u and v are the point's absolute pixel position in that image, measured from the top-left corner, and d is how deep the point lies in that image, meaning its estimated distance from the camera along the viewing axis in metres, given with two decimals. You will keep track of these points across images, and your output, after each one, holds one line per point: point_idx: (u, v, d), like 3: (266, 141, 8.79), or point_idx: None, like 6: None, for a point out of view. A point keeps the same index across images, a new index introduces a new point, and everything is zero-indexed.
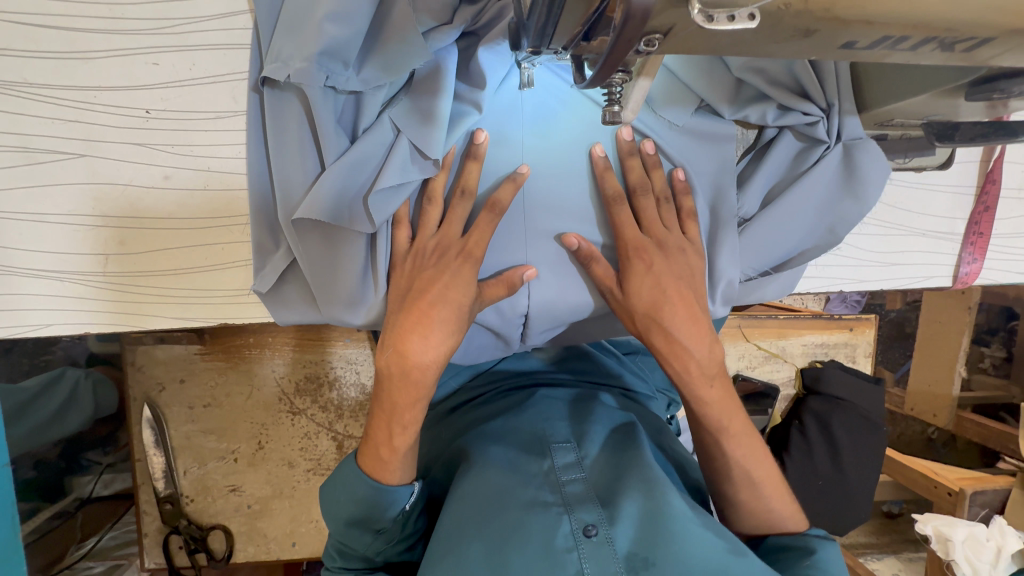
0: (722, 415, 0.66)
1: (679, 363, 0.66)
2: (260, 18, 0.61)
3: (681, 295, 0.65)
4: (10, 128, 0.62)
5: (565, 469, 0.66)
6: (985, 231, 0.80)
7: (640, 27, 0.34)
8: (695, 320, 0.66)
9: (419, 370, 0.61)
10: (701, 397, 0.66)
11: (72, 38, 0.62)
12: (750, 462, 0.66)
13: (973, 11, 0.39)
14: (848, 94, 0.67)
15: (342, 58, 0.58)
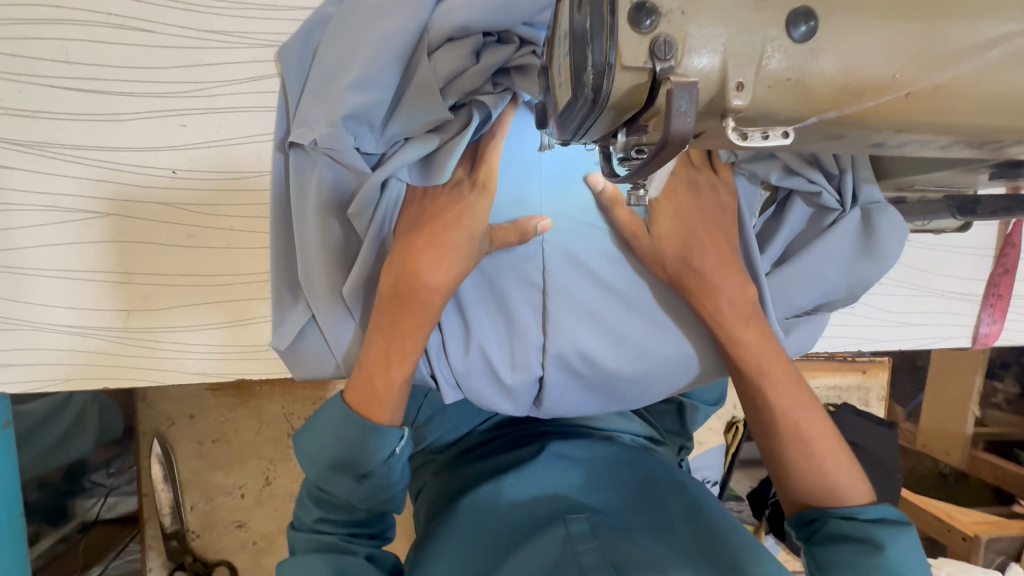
0: (761, 360, 0.64)
1: (719, 305, 0.63)
2: (291, 84, 0.62)
3: (715, 241, 0.64)
4: (39, 186, 0.63)
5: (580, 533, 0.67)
6: (1005, 293, 0.79)
7: (678, 149, 0.34)
8: (732, 263, 0.64)
9: (428, 291, 0.58)
10: (737, 337, 0.63)
11: (103, 101, 0.63)
12: (799, 415, 0.63)
13: (1007, 121, 0.39)
14: (862, 161, 0.67)
15: (367, 120, 0.58)
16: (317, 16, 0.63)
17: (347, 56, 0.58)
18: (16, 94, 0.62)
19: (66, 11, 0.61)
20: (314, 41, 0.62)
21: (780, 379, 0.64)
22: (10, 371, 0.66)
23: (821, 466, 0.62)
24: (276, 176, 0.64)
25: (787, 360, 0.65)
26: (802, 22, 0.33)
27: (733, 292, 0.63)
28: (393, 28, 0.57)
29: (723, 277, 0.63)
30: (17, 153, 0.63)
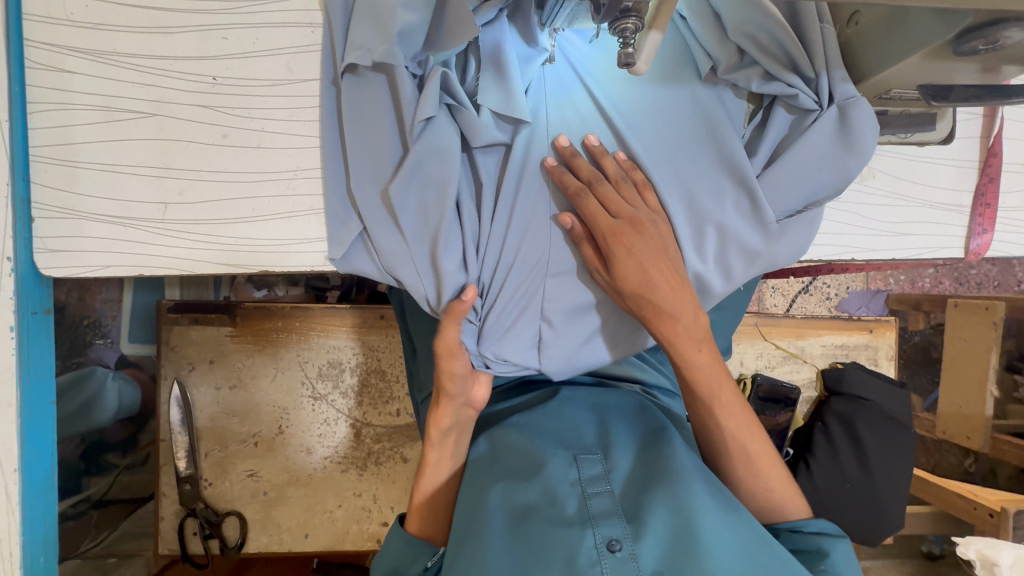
0: (684, 341, 0.71)
1: (649, 293, 0.69)
2: (330, 8, 0.70)
3: (637, 221, 0.69)
4: (95, 90, 0.71)
5: (591, 481, 0.67)
6: (992, 202, 0.82)
7: None
8: (659, 243, 0.70)
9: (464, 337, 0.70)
10: (657, 322, 0.71)
11: (156, 16, 0.72)
12: (710, 379, 0.73)
13: None
14: (835, 62, 0.73)
15: (410, 41, 0.67)
16: None
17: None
18: (83, 9, 0.71)
19: None
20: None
21: (686, 340, 0.71)
22: (58, 256, 0.72)
23: (717, 422, 0.73)
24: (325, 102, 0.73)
25: (699, 325, 0.72)
26: None
27: (641, 266, 0.69)
28: None
29: (619, 264, 0.69)
30: (79, 59, 0.71)
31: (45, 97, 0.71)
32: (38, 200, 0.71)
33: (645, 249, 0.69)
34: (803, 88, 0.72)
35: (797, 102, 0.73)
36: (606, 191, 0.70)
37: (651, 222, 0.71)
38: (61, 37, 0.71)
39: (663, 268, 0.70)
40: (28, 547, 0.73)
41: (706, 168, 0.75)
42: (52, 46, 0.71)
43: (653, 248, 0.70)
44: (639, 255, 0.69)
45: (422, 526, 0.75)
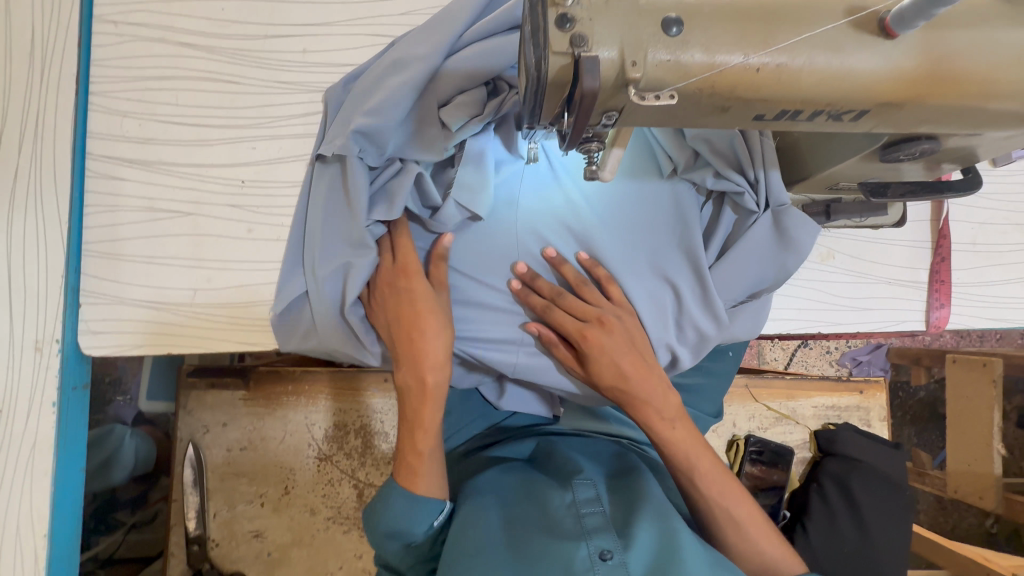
0: (657, 426, 0.79)
1: (623, 384, 0.79)
2: (328, 104, 0.82)
3: (603, 321, 0.80)
4: (142, 193, 0.83)
5: (585, 503, 0.75)
6: (946, 279, 0.89)
7: (594, 101, 0.49)
8: (625, 335, 0.80)
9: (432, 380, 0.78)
10: (638, 411, 0.79)
11: (197, 131, 0.85)
12: (689, 455, 0.78)
13: (841, 92, 0.54)
14: (774, 162, 0.81)
15: (380, 141, 0.77)
16: (360, 66, 0.82)
17: (371, 86, 0.77)
18: (137, 128, 0.84)
19: (179, 69, 0.85)
20: (349, 84, 0.81)
21: (662, 426, 0.79)
22: (99, 337, 0.81)
23: (699, 489, 0.78)
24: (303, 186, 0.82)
25: (678, 409, 0.80)
26: (673, 25, 0.50)
27: (607, 361, 0.79)
28: (411, 71, 0.75)
29: (592, 362, 0.80)
30: (130, 168, 0.83)
31: (100, 200, 0.83)
32: (85, 288, 0.81)
33: (610, 346, 0.79)
34: (744, 187, 0.81)
35: (742, 198, 0.82)
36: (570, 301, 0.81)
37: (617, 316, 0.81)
38: (117, 150, 0.83)
39: (631, 360, 0.79)
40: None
41: (672, 260, 0.84)
42: (109, 157, 0.83)
43: (621, 344, 0.79)
44: (607, 352, 0.79)
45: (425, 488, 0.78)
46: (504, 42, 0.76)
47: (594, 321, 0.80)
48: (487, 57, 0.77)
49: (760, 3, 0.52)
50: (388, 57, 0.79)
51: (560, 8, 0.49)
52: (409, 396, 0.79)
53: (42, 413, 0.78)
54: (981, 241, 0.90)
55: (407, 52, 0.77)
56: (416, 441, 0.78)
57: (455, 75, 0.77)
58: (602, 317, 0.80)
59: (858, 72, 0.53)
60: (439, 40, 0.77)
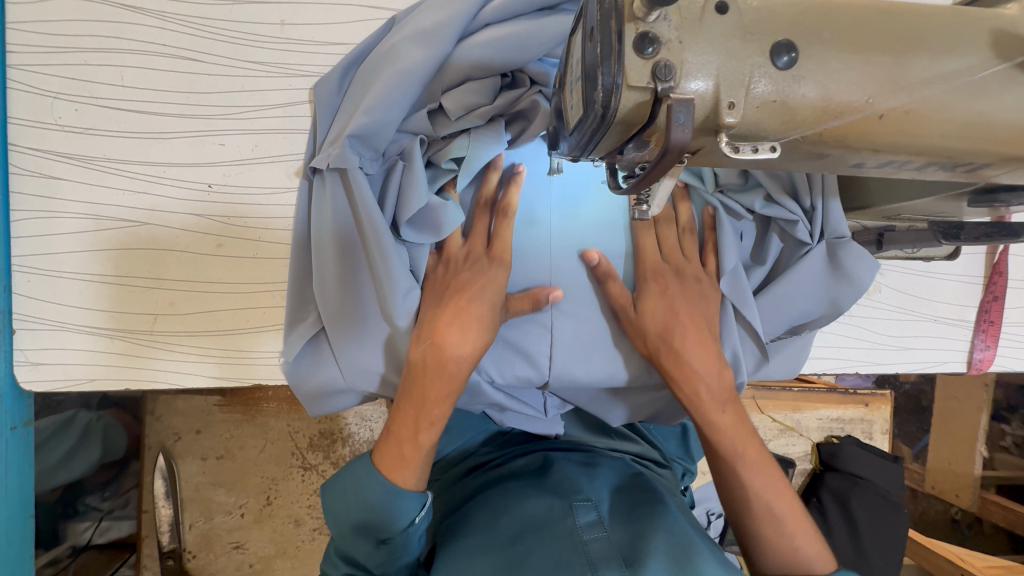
0: (734, 441, 0.65)
1: (702, 342, 0.67)
2: (317, 99, 0.67)
3: (682, 273, 0.70)
4: (84, 197, 0.68)
5: (588, 527, 0.69)
6: (996, 319, 0.82)
7: (677, 157, 0.38)
8: (697, 294, 0.69)
9: (455, 364, 0.60)
10: (712, 401, 0.66)
11: (149, 121, 0.69)
12: (735, 439, 0.65)
13: (970, 144, 0.43)
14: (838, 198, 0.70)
15: (371, 144, 0.62)
16: (359, 47, 0.67)
17: (369, 81, 0.63)
18: (73, 113, 0.68)
19: (124, 40, 0.68)
20: (342, 83, 0.67)
21: (735, 425, 0.66)
22: (39, 369, 0.69)
23: (743, 484, 0.64)
24: (298, 199, 0.69)
25: (758, 439, 0.67)
26: (784, 52, 0.38)
27: (693, 307, 0.69)
28: (417, 59, 0.61)
29: (684, 329, 0.67)
30: (67, 165, 0.68)
31: (30, 204, 0.68)
32: (20, 312, 0.68)
33: (692, 293, 0.69)
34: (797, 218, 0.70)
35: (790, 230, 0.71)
36: (646, 258, 0.70)
37: (687, 284, 0.69)
38: (50, 142, 0.68)
39: (706, 318, 0.69)
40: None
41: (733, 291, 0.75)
42: (40, 151, 0.68)
43: (704, 295, 0.70)
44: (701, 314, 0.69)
45: (405, 474, 0.60)
46: (534, 30, 0.63)
47: (678, 270, 0.70)
48: (506, 46, 0.63)
49: (889, 25, 0.41)
50: (388, 43, 0.64)
51: (641, 24, 0.36)
52: (420, 376, 0.61)
53: None
54: None
55: (413, 30, 0.63)
56: (418, 428, 0.61)
57: (469, 61, 0.63)
58: (680, 270, 0.70)
59: (996, 120, 0.42)
60: (454, 19, 0.62)
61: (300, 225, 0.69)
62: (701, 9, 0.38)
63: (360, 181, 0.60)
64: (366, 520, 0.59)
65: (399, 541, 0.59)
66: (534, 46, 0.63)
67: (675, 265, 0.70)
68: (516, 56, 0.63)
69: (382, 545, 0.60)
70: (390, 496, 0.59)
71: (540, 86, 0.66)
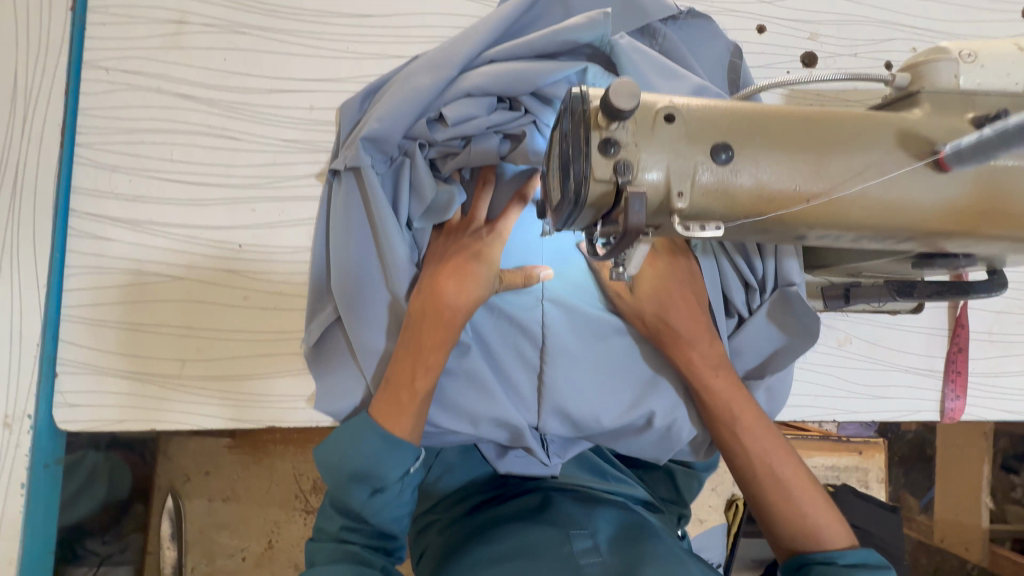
0: (731, 405, 0.73)
1: (694, 313, 0.76)
2: (343, 109, 0.77)
3: (674, 251, 0.78)
4: (129, 255, 0.77)
5: (584, 553, 0.76)
6: (962, 369, 0.87)
7: (637, 237, 0.45)
8: (687, 272, 0.78)
9: (451, 312, 0.69)
10: (710, 371, 0.74)
11: (192, 190, 0.79)
12: (731, 400, 0.74)
13: (888, 221, 0.51)
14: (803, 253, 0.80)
15: (383, 146, 0.73)
16: (382, 78, 0.77)
17: (384, 95, 0.74)
18: (127, 183, 0.78)
19: (175, 123, 0.79)
20: (365, 100, 0.78)
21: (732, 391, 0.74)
22: (74, 410, 0.75)
23: (744, 446, 0.72)
24: (321, 205, 0.78)
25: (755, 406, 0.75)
26: (723, 151, 0.47)
27: (686, 282, 0.77)
28: (425, 79, 0.72)
29: (680, 302, 0.76)
30: (116, 228, 0.77)
31: (81, 261, 0.77)
32: (62, 357, 0.75)
33: (685, 272, 0.78)
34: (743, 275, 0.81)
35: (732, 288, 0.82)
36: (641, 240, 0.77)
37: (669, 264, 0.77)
38: (105, 208, 0.77)
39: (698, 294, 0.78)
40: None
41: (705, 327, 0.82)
42: (95, 215, 0.77)
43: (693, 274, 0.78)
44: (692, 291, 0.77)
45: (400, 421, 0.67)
46: (529, 68, 0.72)
47: (672, 248, 0.78)
48: (504, 76, 0.72)
49: (811, 127, 0.50)
50: (405, 69, 0.75)
51: (604, 131, 0.45)
52: (420, 325, 0.69)
53: (10, 497, 0.72)
54: (997, 331, 0.89)
55: (427, 57, 0.73)
56: (415, 374, 0.68)
57: (471, 82, 0.72)
58: (672, 248, 0.78)
59: (906, 202, 0.50)
60: (461, 49, 0.72)
61: (321, 234, 0.78)
62: (654, 119, 0.47)
63: (371, 178, 0.72)
64: (362, 469, 0.65)
65: (394, 489, 0.67)
66: (530, 77, 0.72)
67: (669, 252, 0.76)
68: (513, 84, 0.72)
69: (378, 494, 0.66)
70: (382, 445, 0.66)
71: (535, 115, 0.75)
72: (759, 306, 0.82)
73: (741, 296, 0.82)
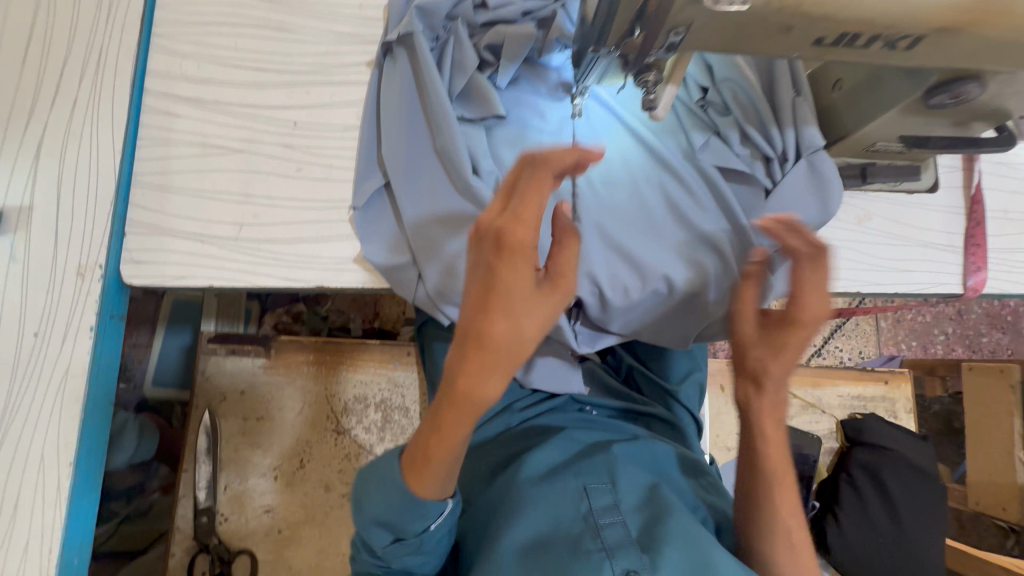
0: (775, 472, 0.71)
1: (772, 363, 0.66)
2: (392, 2, 0.87)
3: (818, 264, 0.63)
4: (196, 131, 0.85)
5: (604, 512, 0.72)
6: (982, 242, 0.90)
7: (672, 3, 0.55)
8: (819, 291, 0.63)
9: (476, 400, 0.54)
10: (762, 429, 0.70)
11: (253, 75, 0.87)
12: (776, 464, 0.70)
13: (899, 14, 0.57)
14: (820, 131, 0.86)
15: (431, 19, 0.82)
16: None
17: None
18: (196, 68, 0.86)
19: (240, 17, 0.88)
20: None
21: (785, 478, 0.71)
22: (140, 266, 0.80)
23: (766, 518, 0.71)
24: (371, 87, 0.87)
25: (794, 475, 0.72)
26: None
27: (793, 311, 0.64)
28: None
29: (766, 340, 0.67)
30: (185, 106, 0.85)
31: (152, 135, 0.84)
32: (131, 219, 0.81)
33: (811, 288, 0.63)
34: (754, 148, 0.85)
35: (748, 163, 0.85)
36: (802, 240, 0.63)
37: None
38: (175, 89, 0.85)
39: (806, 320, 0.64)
40: (67, 547, 0.73)
41: (731, 196, 0.85)
42: (167, 95, 0.85)
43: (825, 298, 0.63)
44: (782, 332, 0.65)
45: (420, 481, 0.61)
46: None
47: (821, 270, 0.62)
48: None
49: None
50: None
51: None
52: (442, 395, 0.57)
53: (78, 339, 0.76)
54: (1013, 210, 0.92)
55: None
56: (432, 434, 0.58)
57: None
58: (822, 259, 0.62)
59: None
60: None
61: (370, 111, 0.86)
62: None
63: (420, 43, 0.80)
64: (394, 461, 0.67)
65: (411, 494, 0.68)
66: None
67: (782, 311, 0.66)
68: None
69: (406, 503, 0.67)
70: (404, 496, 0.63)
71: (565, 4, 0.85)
72: (781, 178, 0.84)
73: (760, 169, 0.85)
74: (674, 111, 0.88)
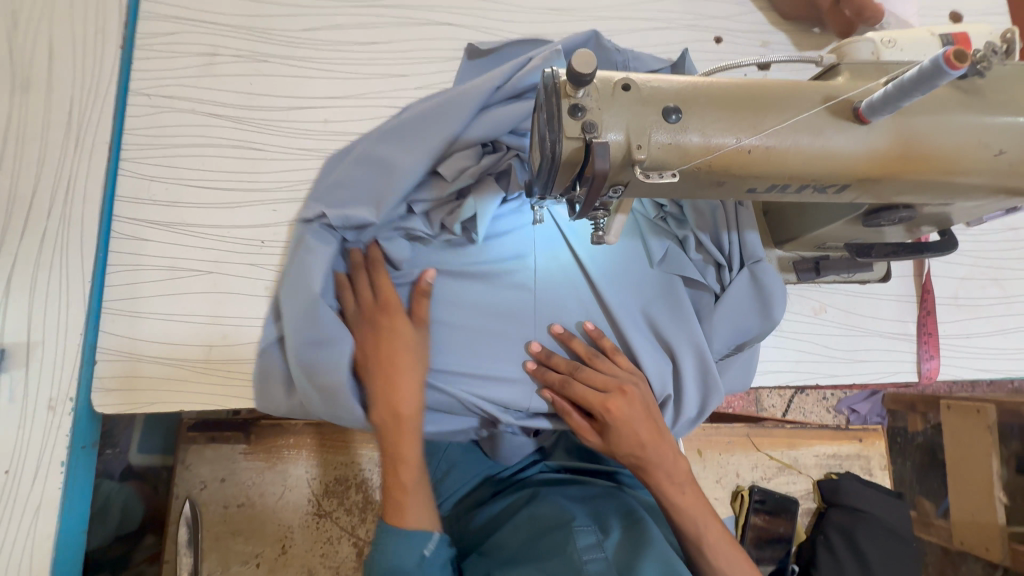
0: (695, 516, 0.79)
1: (643, 455, 0.78)
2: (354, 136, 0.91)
3: (621, 388, 0.80)
4: (165, 254, 0.86)
5: (586, 549, 0.77)
6: (933, 331, 0.93)
7: (604, 181, 0.55)
8: (642, 405, 0.80)
9: (408, 416, 0.76)
10: (675, 503, 0.79)
11: (220, 195, 0.89)
12: (695, 518, 0.79)
13: (823, 168, 0.60)
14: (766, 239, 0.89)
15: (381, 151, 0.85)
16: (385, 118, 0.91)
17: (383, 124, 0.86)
18: (164, 191, 0.88)
19: (206, 138, 0.90)
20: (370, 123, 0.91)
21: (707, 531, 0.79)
22: (110, 394, 0.82)
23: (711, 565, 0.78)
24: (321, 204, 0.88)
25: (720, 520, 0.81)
26: (673, 113, 0.56)
27: (631, 418, 0.78)
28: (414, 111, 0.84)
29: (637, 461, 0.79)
30: (154, 230, 0.87)
31: (121, 260, 0.86)
32: (102, 346, 0.83)
33: (628, 398, 0.79)
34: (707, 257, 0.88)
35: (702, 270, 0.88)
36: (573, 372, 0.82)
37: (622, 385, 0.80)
38: (143, 213, 0.87)
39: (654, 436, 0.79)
40: None
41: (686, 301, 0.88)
42: (135, 220, 0.87)
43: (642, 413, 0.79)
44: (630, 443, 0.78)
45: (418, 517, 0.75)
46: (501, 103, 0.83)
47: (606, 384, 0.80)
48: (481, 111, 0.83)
49: (746, 92, 0.59)
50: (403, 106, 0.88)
51: (572, 99, 0.55)
52: (388, 434, 0.76)
53: (50, 474, 0.78)
54: (963, 296, 0.95)
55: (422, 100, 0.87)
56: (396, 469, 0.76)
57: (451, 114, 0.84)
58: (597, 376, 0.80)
59: (835, 151, 0.59)
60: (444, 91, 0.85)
61: None
62: (613, 90, 0.56)
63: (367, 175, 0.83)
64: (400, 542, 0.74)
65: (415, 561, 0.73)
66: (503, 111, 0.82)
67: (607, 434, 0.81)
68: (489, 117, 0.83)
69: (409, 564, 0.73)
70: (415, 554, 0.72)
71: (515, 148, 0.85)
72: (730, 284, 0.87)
73: (712, 276, 0.88)
74: (633, 221, 0.90)
